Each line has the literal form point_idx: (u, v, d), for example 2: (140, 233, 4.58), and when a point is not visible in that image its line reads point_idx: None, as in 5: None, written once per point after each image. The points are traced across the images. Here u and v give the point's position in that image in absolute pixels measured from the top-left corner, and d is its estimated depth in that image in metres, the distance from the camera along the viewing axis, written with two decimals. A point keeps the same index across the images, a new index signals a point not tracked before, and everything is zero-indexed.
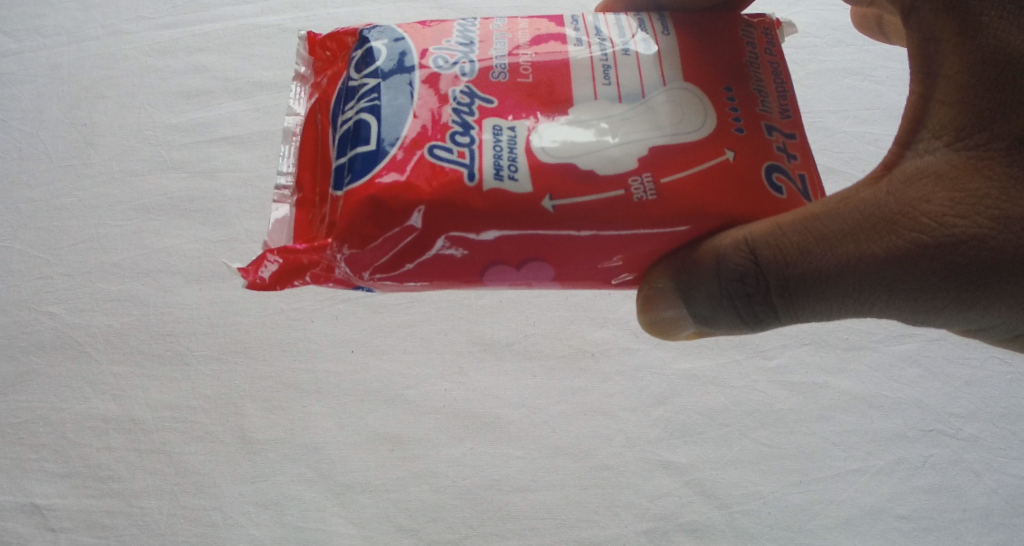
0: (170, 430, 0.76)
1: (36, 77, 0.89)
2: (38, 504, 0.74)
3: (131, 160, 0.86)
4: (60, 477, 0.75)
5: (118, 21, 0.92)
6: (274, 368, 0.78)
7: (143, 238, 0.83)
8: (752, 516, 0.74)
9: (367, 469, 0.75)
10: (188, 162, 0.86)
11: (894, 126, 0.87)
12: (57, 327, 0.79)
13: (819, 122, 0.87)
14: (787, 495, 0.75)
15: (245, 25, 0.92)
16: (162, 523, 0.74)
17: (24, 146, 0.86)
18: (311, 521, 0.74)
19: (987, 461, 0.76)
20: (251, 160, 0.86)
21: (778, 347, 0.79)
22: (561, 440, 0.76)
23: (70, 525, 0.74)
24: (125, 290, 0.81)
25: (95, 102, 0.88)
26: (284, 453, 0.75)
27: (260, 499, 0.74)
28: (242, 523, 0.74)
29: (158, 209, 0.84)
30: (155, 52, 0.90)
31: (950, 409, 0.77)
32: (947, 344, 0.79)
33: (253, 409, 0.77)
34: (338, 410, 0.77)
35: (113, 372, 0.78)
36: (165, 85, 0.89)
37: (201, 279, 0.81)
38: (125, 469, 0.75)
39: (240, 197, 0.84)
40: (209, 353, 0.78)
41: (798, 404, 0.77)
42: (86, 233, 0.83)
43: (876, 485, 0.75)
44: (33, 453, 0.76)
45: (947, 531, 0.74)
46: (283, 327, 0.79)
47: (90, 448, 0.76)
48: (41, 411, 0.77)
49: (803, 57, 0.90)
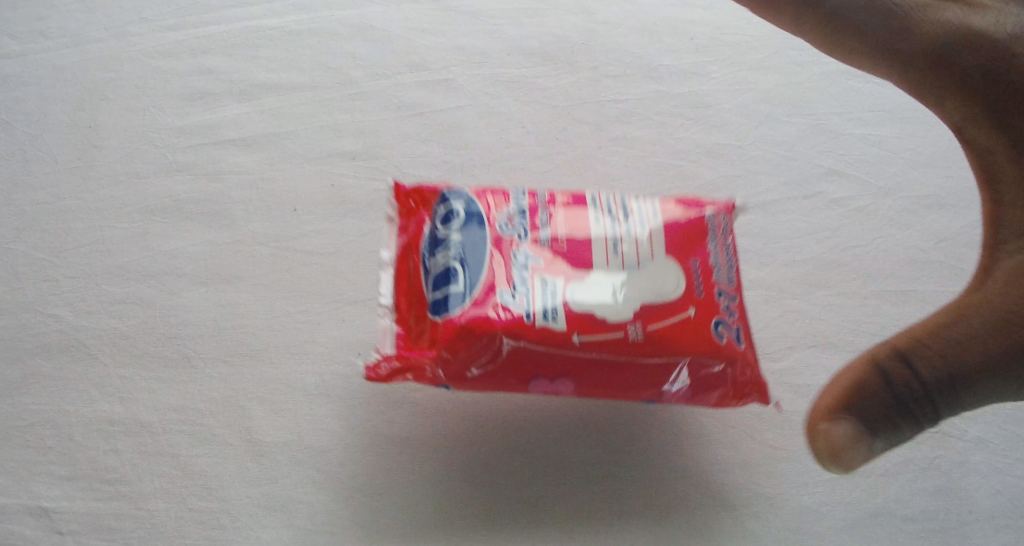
0: (178, 432, 0.76)
1: (40, 79, 0.89)
2: (45, 507, 0.74)
3: (137, 162, 0.86)
4: (66, 479, 0.74)
5: (122, 24, 0.92)
6: (282, 370, 0.78)
7: (149, 240, 0.83)
8: (760, 518, 0.74)
9: (374, 471, 0.75)
10: (193, 164, 0.86)
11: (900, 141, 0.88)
12: (63, 329, 0.79)
13: (822, 124, 0.89)
14: (794, 496, 0.75)
15: (249, 27, 0.92)
16: (170, 525, 0.73)
17: (28, 148, 0.86)
18: (318, 524, 0.73)
19: (991, 462, 0.76)
20: (258, 162, 0.86)
21: (784, 349, 0.79)
22: (568, 442, 0.76)
23: (76, 527, 0.73)
24: (131, 292, 0.81)
25: (100, 104, 0.88)
26: (291, 455, 0.75)
27: (270, 501, 0.74)
28: (249, 525, 0.73)
29: (163, 211, 0.84)
30: (160, 54, 0.91)
31: (955, 410, 0.78)
32: None
33: (261, 411, 0.77)
34: (346, 412, 0.77)
35: (119, 375, 0.78)
36: (170, 87, 0.89)
37: (207, 282, 0.81)
38: (133, 470, 0.75)
39: (245, 199, 0.85)
40: (216, 355, 0.79)
41: (805, 405, 0.78)
42: (93, 235, 0.83)
43: (882, 485, 0.75)
44: (40, 456, 0.75)
45: (955, 532, 0.74)
46: (290, 329, 0.80)
47: (97, 450, 0.75)
48: (48, 414, 0.77)
49: (806, 60, 0.92)
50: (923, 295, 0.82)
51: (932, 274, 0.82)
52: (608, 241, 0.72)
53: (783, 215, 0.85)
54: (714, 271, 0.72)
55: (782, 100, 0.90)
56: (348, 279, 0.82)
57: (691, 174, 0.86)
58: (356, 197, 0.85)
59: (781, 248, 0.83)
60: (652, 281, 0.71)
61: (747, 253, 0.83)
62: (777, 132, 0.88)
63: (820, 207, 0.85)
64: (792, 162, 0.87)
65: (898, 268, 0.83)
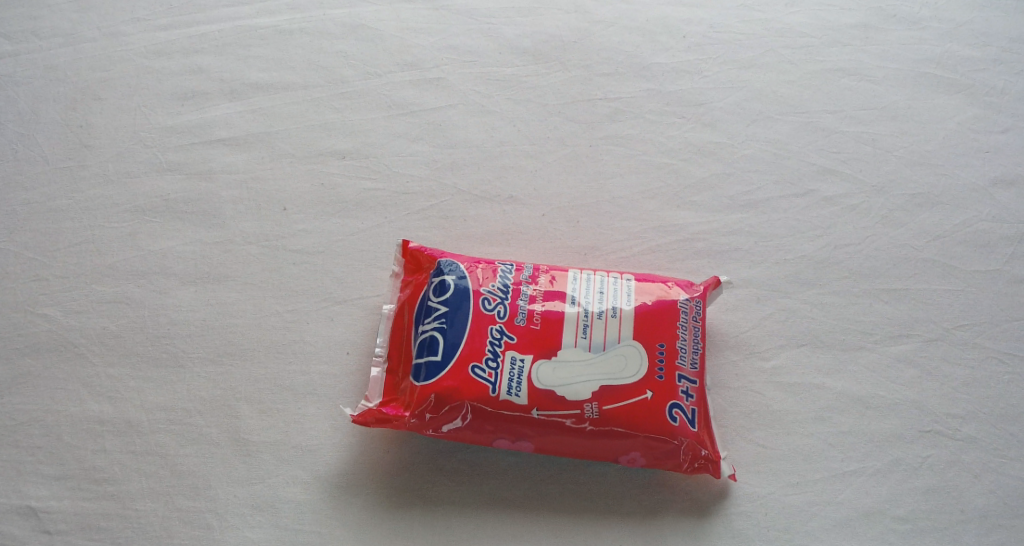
0: (166, 432, 0.76)
1: (32, 79, 0.89)
2: (33, 506, 0.74)
3: (128, 162, 0.86)
4: (55, 479, 0.74)
5: (114, 23, 0.92)
6: (270, 370, 0.78)
7: (139, 240, 0.83)
8: (749, 518, 0.73)
9: (362, 470, 0.74)
10: (184, 164, 0.86)
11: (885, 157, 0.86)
12: (53, 329, 0.79)
13: (815, 122, 0.88)
14: (784, 496, 0.74)
15: (241, 26, 0.92)
16: (157, 525, 0.73)
17: (20, 148, 0.86)
18: (306, 523, 0.73)
19: (984, 461, 0.76)
20: (248, 162, 0.86)
21: (774, 348, 0.79)
22: None
23: (65, 527, 0.73)
24: (121, 292, 0.81)
25: (92, 104, 0.88)
26: (279, 455, 0.75)
27: (256, 501, 0.73)
28: (237, 525, 0.73)
29: (154, 211, 0.84)
30: (152, 54, 0.91)
31: (948, 410, 0.77)
32: (944, 344, 0.79)
33: (249, 411, 0.76)
34: (334, 411, 0.76)
35: (109, 375, 0.78)
36: (162, 87, 0.89)
37: (197, 281, 0.81)
38: (121, 470, 0.75)
39: (236, 198, 0.85)
40: (205, 355, 0.78)
41: (796, 405, 0.77)
42: (84, 235, 0.83)
43: (873, 485, 0.75)
44: (29, 456, 0.75)
45: (945, 532, 0.73)
46: (278, 329, 0.79)
47: (86, 450, 0.75)
48: (37, 414, 0.77)
49: (801, 57, 0.91)
50: (915, 293, 0.81)
51: (925, 272, 0.82)
52: (580, 319, 0.72)
53: (775, 213, 0.84)
54: (679, 355, 0.72)
55: (776, 99, 0.89)
56: (338, 278, 0.81)
57: (683, 173, 0.86)
58: (346, 196, 0.85)
59: (773, 247, 0.83)
60: (612, 365, 0.71)
61: (738, 252, 0.83)
62: (770, 130, 0.88)
63: (812, 205, 0.85)
64: (786, 160, 0.86)
65: (891, 266, 0.82)
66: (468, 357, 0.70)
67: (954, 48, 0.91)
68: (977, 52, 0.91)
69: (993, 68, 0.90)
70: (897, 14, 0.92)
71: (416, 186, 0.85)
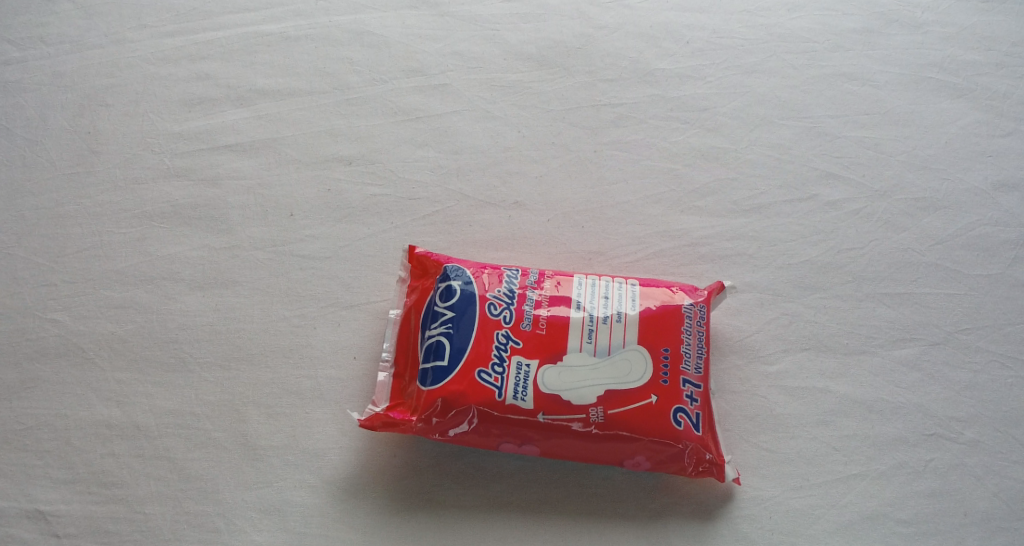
0: (174, 436, 0.76)
1: (39, 85, 0.90)
2: (43, 510, 0.74)
3: (135, 167, 0.87)
4: (64, 483, 0.75)
5: (121, 29, 0.93)
6: (278, 375, 0.78)
7: (147, 245, 0.84)
8: (752, 521, 0.74)
9: (369, 473, 0.75)
10: (190, 170, 0.87)
11: (887, 159, 0.87)
12: (61, 334, 0.80)
13: (819, 127, 0.88)
14: (787, 499, 0.75)
15: (247, 33, 0.93)
16: (165, 529, 0.73)
17: (28, 154, 0.87)
18: (313, 526, 0.73)
19: (987, 465, 0.76)
20: (254, 167, 0.87)
21: (778, 352, 0.80)
22: None
23: (74, 531, 0.73)
24: (129, 297, 0.81)
25: (99, 111, 0.89)
26: (286, 459, 0.75)
27: (263, 505, 0.74)
28: (245, 528, 0.73)
29: (161, 216, 0.85)
30: (158, 60, 0.91)
31: (951, 414, 0.78)
32: (947, 349, 0.80)
33: (256, 416, 0.77)
34: (341, 415, 0.77)
35: (117, 379, 0.78)
36: (169, 94, 0.90)
37: (204, 287, 0.82)
38: (129, 474, 0.75)
39: (242, 204, 0.85)
40: (213, 360, 0.79)
41: (800, 408, 0.78)
42: (92, 240, 0.84)
43: (876, 489, 0.75)
44: (38, 459, 0.76)
45: (948, 535, 0.74)
46: (285, 334, 0.80)
47: (95, 454, 0.76)
48: (46, 418, 0.77)
49: (803, 62, 0.91)
50: (918, 298, 0.82)
51: (928, 277, 0.82)
52: (585, 323, 0.72)
53: (778, 219, 0.85)
54: (684, 359, 0.72)
55: (779, 104, 0.89)
56: (344, 283, 0.82)
57: (686, 178, 0.86)
58: (353, 201, 0.85)
59: (777, 251, 0.83)
60: (617, 370, 0.71)
61: (741, 257, 0.83)
62: (774, 135, 0.88)
63: (815, 210, 0.85)
64: (789, 165, 0.87)
65: (894, 270, 0.83)
66: (474, 361, 0.71)
67: (956, 53, 0.91)
68: (979, 56, 0.91)
69: (995, 72, 0.91)
70: (900, 18, 0.93)
71: (421, 191, 0.86)
